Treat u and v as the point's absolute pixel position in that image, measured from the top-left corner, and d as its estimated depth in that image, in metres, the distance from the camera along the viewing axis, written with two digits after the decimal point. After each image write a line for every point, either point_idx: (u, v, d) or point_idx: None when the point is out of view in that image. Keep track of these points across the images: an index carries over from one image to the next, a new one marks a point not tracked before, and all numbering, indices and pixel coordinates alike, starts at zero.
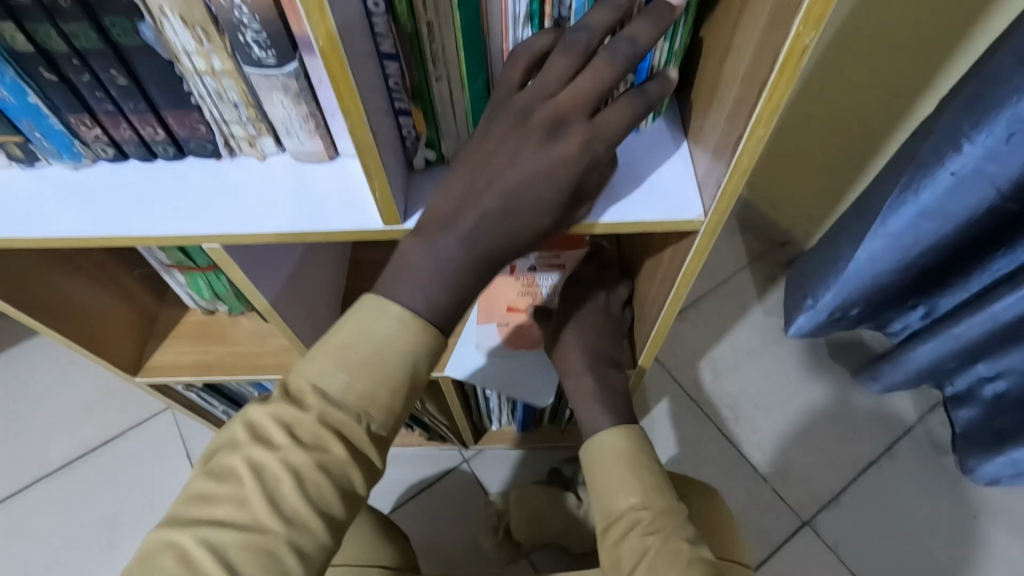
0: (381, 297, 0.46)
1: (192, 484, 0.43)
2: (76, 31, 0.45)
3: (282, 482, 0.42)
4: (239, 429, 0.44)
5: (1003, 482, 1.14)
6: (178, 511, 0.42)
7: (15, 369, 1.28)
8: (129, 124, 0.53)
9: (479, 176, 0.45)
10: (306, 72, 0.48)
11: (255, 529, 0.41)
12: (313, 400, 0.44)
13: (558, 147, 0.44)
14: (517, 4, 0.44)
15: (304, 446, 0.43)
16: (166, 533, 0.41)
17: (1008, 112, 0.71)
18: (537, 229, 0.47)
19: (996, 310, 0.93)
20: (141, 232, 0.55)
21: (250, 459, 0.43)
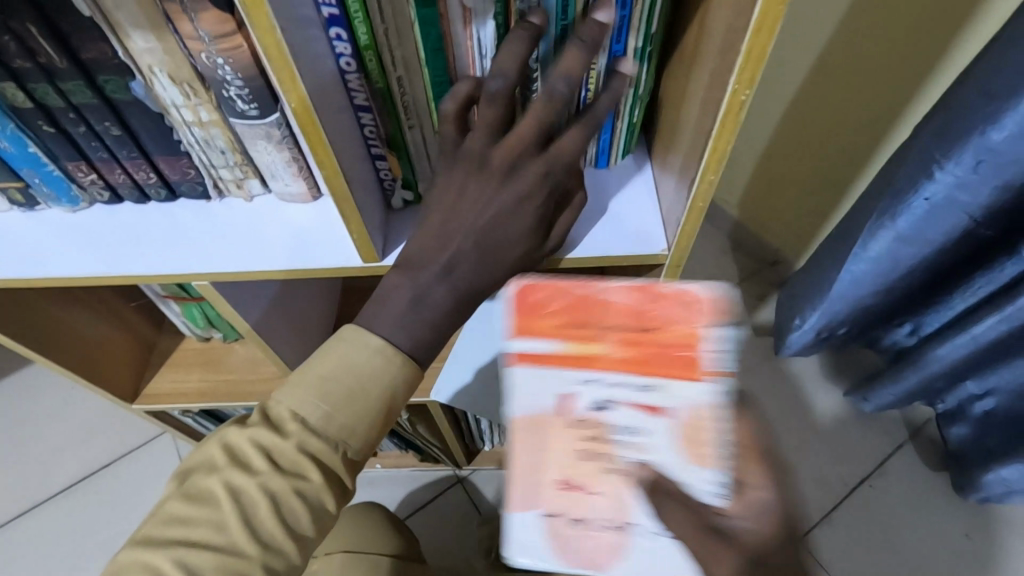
0: (358, 327, 0.48)
1: (167, 505, 0.44)
2: (72, 88, 0.48)
3: (259, 506, 0.44)
4: (218, 452, 0.45)
5: (994, 499, 1.14)
6: (151, 532, 0.43)
7: (17, 393, 1.31)
8: (123, 169, 0.56)
9: (450, 219, 0.48)
10: (288, 122, 0.51)
11: (232, 552, 0.43)
12: (294, 427, 0.46)
13: (518, 181, 0.47)
14: (484, 59, 0.46)
15: (282, 472, 0.45)
16: (137, 554, 0.43)
17: (976, 141, 0.73)
18: (507, 265, 0.49)
19: (977, 331, 0.94)
20: (134, 268, 0.57)
21: (229, 483, 0.44)
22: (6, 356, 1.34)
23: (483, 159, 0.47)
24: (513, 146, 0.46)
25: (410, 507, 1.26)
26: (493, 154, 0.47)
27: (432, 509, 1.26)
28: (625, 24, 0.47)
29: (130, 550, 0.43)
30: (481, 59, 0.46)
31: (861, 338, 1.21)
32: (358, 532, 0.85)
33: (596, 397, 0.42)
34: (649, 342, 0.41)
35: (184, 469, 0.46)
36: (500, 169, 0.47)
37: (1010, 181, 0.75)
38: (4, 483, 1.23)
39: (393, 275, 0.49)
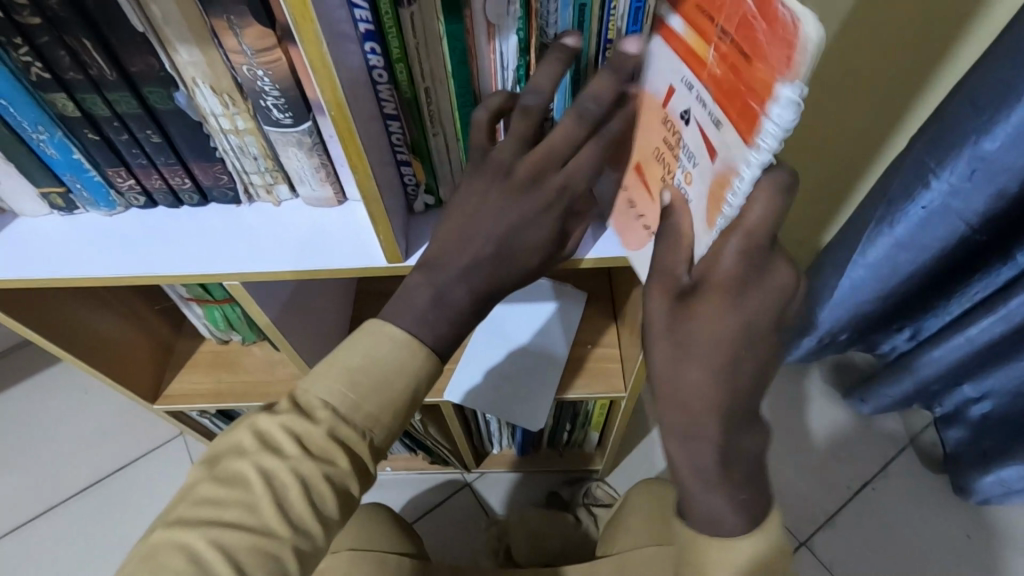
0: (392, 330, 0.50)
1: (199, 487, 0.45)
2: (117, 99, 0.51)
3: (290, 488, 0.46)
4: (249, 437, 0.47)
5: (994, 500, 1.17)
6: (183, 513, 0.44)
7: (32, 398, 1.33)
8: (159, 175, 0.59)
9: (471, 226, 0.51)
10: (319, 130, 0.54)
11: (263, 532, 0.44)
12: (324, 414, 0.48)
13: (540, 195, 0.50)
14: (506, 72, 0.50)
15: (312, 456, 0.47)
16: (171, 535, 0.43)
17: (968, 151, 0.77)
18: (522, 267, 0.52)
19: (972, 333, 0.97)
20: (168, 267, 0.60)
21: (260, 466, 0.46)
22: (22, 361, 1.37)
23: (509, 168, 0.50)
24: (540, 160, 0.49)
25: (419, 509, 1.28)
26: (521, 163, 0.49)
27: (442, 512, 1.27)
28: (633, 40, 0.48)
29: (162, 530, 0.44)
30: (504, 74, 0.50)
31: (860, 343, 1.23)
32: (361, 529, 0.86)
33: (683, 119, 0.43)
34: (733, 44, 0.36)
35: (213, 454, 0.48)
36: (526, 178, 0.49)
37: (1003, 187, 0.79)
38: (18, 486, 1.24)
39: (417, 276, 0.52)
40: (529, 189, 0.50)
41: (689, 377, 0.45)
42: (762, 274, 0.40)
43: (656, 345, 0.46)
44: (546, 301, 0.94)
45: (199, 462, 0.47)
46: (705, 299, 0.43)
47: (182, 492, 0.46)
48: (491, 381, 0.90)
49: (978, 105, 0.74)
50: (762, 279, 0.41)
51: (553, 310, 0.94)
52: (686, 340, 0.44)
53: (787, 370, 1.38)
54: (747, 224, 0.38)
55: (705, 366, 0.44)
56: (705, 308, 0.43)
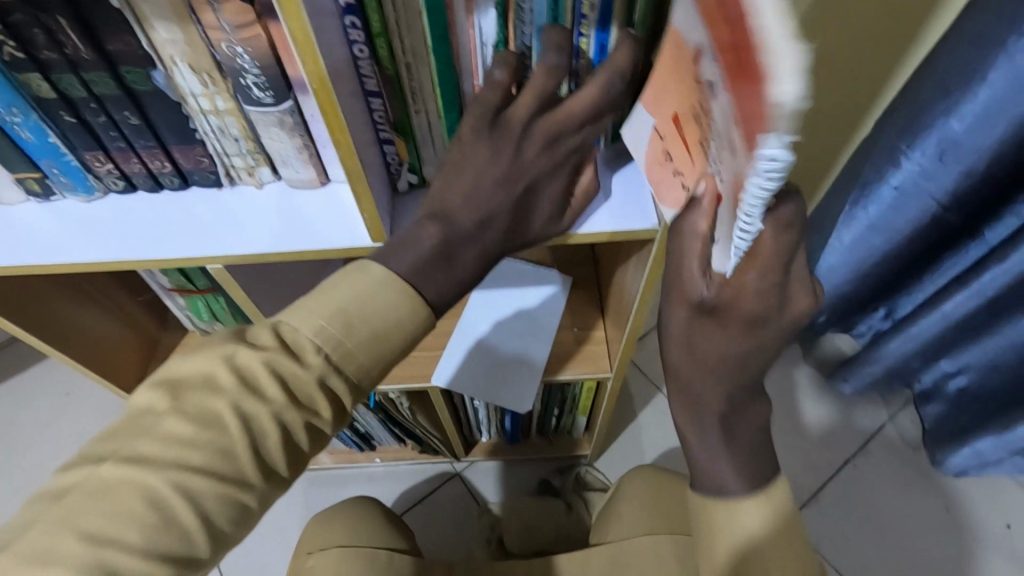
0: (389, 272, 0.48)
1: (165, 422, 0.41)
2: (94, 79, 0.51)
3: (268, 433, 0.44)
4: (228, 375, 0.43)
5: (970, 473, 1.20)
6: (145, 449, 0.40)
7: (20, 396, 1.33)
8: (138, 159, 0.59)
9: (484, 181, 0.51)
10: (300, 109, 0.54)
11: (235, 480, 0.42)
12: (316, 359, 0.45)
13: (555, 151, 0.53)
14: (484, 46, 0.50)
15: (296, 404, 0.45)
16: (126, 472, 0.39)
17: (936, 132, 0.79)
18: (519, 226, 0.54)
19: (946, 308, 0.99)
20: (150, 252, 0.60)
21: (239, 408, 0.43)
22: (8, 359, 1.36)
23: (525, 130, 0.51)
24: (558, 123, 0.50)
25: (410, 500, 1.28)
26: (538, 125, 0.51)
27: (433, 501, 1.28)
28: (607, 14, 0.49)
29: (114, 465, 0.40)
30: (484, 58, 0.51)
31: (839, 324, 1.26)
32: (352, 526, 0.86)
33: (712, 94, 0.36)
34: (739, 53, 0.30)
35: (177, 380, 0.43)
36: (540, 141, 0.51)
37: (971, 167, 0.82)
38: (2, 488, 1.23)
39: (428, 225, 0.50)
40: (546, 152, 0.52)
41: (682, 327, 0.48)
42: (781, 305, 0.44)
43: (668, 351, 0.49)
44: (541, 285, 0.94)
45: (157, 387, 0.43)
46: (722, 317, 0.45)
47: (140, 421, 0.42)
48: (478, 365, 0.91)
49: (946, 87, 0.76)
50: (781, 310, 0.44)
51: (547, 298, 0.93)
52: (697, 348, 0.47)
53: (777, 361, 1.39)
54: (760, 262, 0.41)
55: (711, 372, 0.48)
56: (722, 329, 0.46)
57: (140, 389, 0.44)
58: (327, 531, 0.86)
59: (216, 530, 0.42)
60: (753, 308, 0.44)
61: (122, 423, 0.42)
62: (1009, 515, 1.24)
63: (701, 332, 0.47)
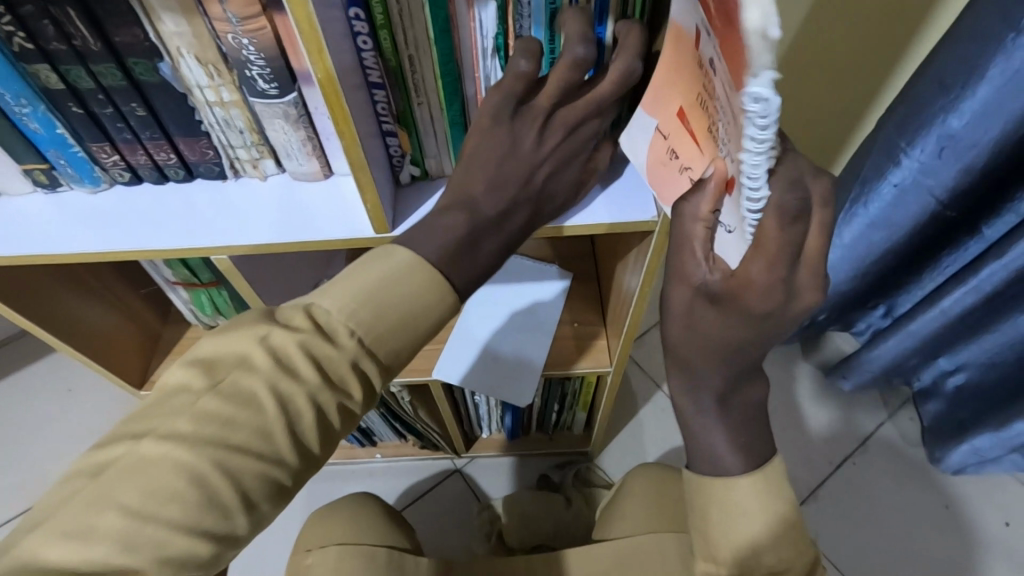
0: (415, 260, 0.48)
1: (203, 402, 0.42)
2: (102, 71, 0.52)
3: (304, 413, 0.45)
4: (265, 356, 0.44)
5: (969, 471, 1.20)
6: (181, 429, 0.41)
7: (25, 391, 1.35)
8: (144, 150, 0.59)
9: (505, 169, 0.52)
10: (304, 101, 0.55)
11: (273, 459, 0.43)
12: (348, 341, 0.46)
13: (575, 135, 0.55)
14: (485, 39, 0.51)
15: (330, 385, 0.46)
16: (166, 450, 0.40)
17: (936, 129, 0.80)
18: (534, 215, 0.55)
19: (945, 304, 1.00)
20: (166, 242, 0.61)
21: (275, 388, 0.44)
22: (14, 355, 1.38)
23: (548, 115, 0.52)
24: (577, 109, 0.53)
25: (411, 496, 1.29)
26: (561, 112, 0.53)
27: (433, 497, 1.28)
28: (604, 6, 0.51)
29: (155, 441, 0.40)
30: (485, 55, 0.52)
31: (838, 322, 1.26)
32: (351, 522, 0.87)
33: (715, 71, 0.38)
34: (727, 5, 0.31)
35: (213, 361, 0.44)
36: (561, 132, 0.53)
37: (969, 164, 0.82)
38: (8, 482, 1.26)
39: (453, 213, 0.51)
40: (567, 139, 0.54)
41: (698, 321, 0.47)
42: (789, 300, 0.42)
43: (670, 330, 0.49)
44: (548, 282, 0.96)
45: (194, 367, 0.44)
46: (725, 309, 0.45)
47: (177, 398, 0.42)
48: (478, 359, 0.91)
49: (943, 83, 0.77)
50: (788, 304, 0.42)
51: (551, 295, 0.96)
52: (697, 331, 0.47)
53: (778, 358, 1.41)
54: (765, 253, 0.39)
55: (711, 353, 0.48)
56: (722, 313, 0.45)
57: (177, 367, 0.44)
58: (326, 529, 0.86)
59: (255, 508, 0.43)
60: (758, 306, 0.42)
61: (157, 401, 0.43)
62: (1007, 512, 1.24)
63: (702, 324, 0.47)
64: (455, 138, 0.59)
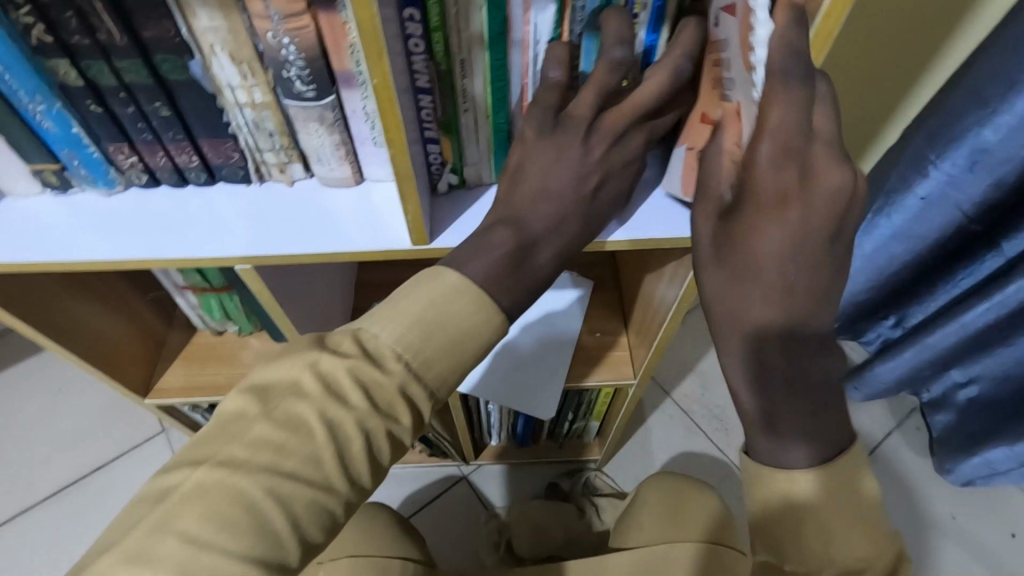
0: (465, 279, 0.46)
1: (252, 427, 0.40)
2: (126, 67, 0.48)
3: (353, 440, 0.42)
4: (311, 379, 0.42)
5: (978, 482, 1.20)
6: (236, 453, 0.40)
7: (15, 391, 1.29)
8: (165, 152, 0.56)
9: (550, 182, 0.51)
10: (342, 104, 0.51)
11: (322, 487, 0.41)
12: (397, 366, 0.44)
13: (619, 149, 0.52)
14: (537, 44, 0.49)
15: (378, 411, 0.43)
16: (220, 475, 0.39)
17: (968, 143, 0.77)
18: (586, 230, 0.53)
19: (967, 318, 0.97)
20: (194, 246, 0.57)
21: (325, 415, 0.42)
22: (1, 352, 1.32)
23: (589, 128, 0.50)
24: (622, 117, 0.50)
25: (417, 504, 1.26)
26: (602, 123, 0.50)
27: (440, 505, 1.26)
28: (659, 14, 0.48)
29: (211, 468, 0.39)
30: (536, 57, 0.50)
31: (848, 331, 1.25)
32: (365, 532, 0.84)
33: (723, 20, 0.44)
34: None
35: (265, 386, 0.43)
36: (604, 138, 0.51)
37: (1000, 178, 0.80)
38: None
39: (501, 230, 0.49)
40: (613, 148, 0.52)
41: (751, 256, 0.42)
42: (806, 181, 0.40)
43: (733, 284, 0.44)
44: (564, 291, 0.91)
45: (247, 393, 0.42)
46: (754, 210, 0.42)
47: (231, 425, 0.41)
48: (502, 366, 0.89)
49: (979, 94, 0.75)
50: (808, 184, 0.40)
51: (563, 305, 0.91)
52: (743, 269, 0.43)
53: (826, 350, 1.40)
54: (770, 126, 0.39)
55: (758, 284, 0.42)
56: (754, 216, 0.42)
57: (231, 394, 0.43)
58: (339, 538, 0.83)
59: (306, 538, 0.41)
60: (776, 177, 0.40)
61: (208, 429, 0.42)
62: (1012, 524, 1.25)
63: (744, 240, 0.43)
64: (499, 147, 0.56)
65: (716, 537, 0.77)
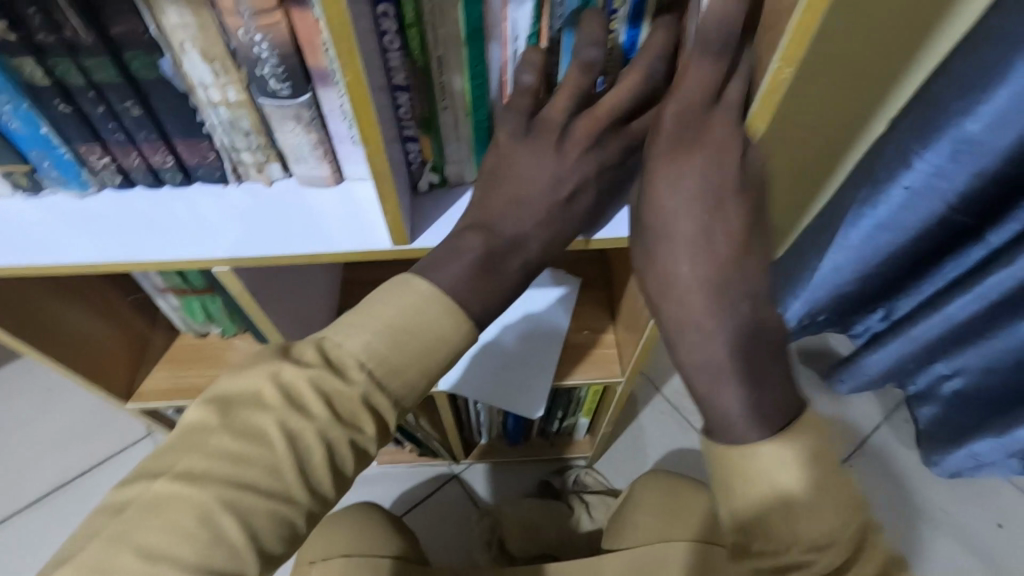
0: (436, 288, 0.46)
1: (210, 438, 0.40)
2: (94, 66, 0.47)
3: (313, 451, 0.42)
4: (271, 389, 0.42)
5: (965, 474, 1.20)
6: (193, 466, 0.39)
7: None
8: (138, 152, 0.54)
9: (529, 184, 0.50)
10: (318, 103, 0.50)
11: (281, 498, 0.40)
12: (359, 375, 0.43)
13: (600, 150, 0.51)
14: (517, 42, 0.48)
15: (341, 421, 0.43)
16: (177, 488, 0.38)
17: (952, 132, 0.77)
18: (567, 230, 0.52)
19: (950, 310, 0.97)
20: (161, 250, 0.56)
21: (285, 425, 0.41)
22: None
23: (569, 128, 0.49)
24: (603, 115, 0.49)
25: (407, 503, 1.25)
26: (583, 123, 0.50)
27: (430, 504, 1.25)
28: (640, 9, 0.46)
29: (167, 481, 0.39)
30: (515, 54, 0.49)
31: (836, 324, 1.25)
32: (357, 534, 0.82)
33: None
34: None
35: (225, 396, 0.42)
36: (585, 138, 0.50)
37: (983, 169, 0.79)
38: None
39: (478, 233, 0.48)
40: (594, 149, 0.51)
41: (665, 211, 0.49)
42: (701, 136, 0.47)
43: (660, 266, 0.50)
44: (549, 288, 0.89)
45: (209, 403, 0.41)
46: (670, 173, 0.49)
47: (190, 436, 0.40)
48: (483, 367, 0.88)
49: (963, 85, 0.75)
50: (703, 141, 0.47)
51: (547, 301, 0.89)
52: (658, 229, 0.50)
53: (815, 341, 1.41)
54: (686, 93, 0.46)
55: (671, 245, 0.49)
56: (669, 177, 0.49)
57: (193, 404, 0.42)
58: (330, 540, 0.81)
59: (266, 550, 0.40)
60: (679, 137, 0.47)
61: (171, 437, 0.41)
62: (998, 514, 1.26)
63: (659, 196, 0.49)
64: (480, 145, 0.55)
65: (710, 535, 0.76)
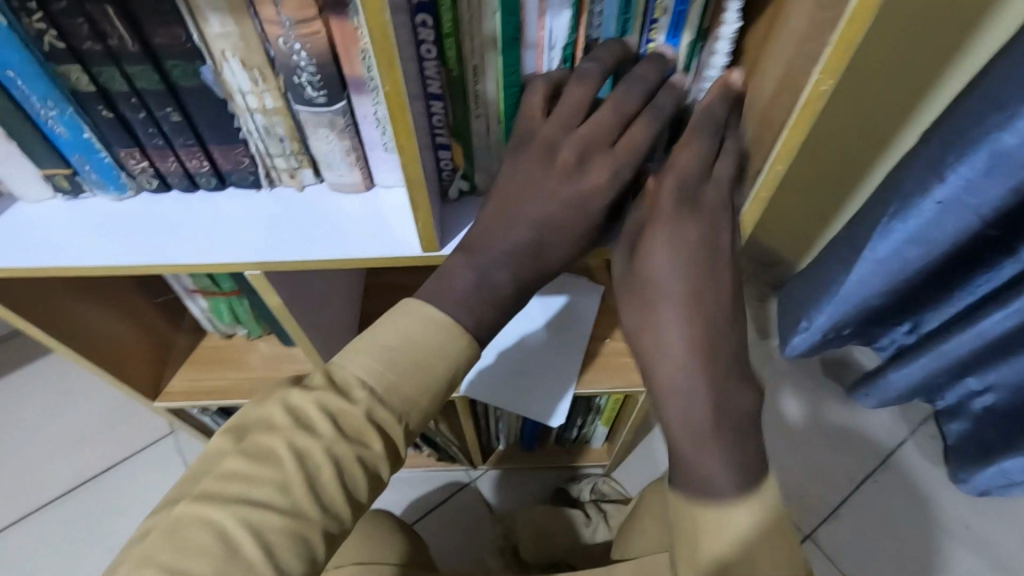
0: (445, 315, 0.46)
1: (225, 461, 0.41)
2: (137, 73, 0.48)
3: (322, 469, 0.42)
4: (280, 413, 0.43)
5: (994, 493, 1.18)
6: (208, 487, 0.40)
7: (27, 392, 1.30)
8: (175, 157, 0.56)
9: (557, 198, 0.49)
10: (352, 110, 0.51)
11: (292, 515, 0.40)
12: (361, 393, 0.44)
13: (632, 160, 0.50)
14: (552, 51, 0.48)
15: (347, 438, 0.43)
16: (196, 507, 0.39)
17: (989, 146, 0.75)
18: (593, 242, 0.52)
19: (983, 326, 0.95)
20: (184, 258, 0.57)
21: (293, 445, 0.41)
22: (16, 352, 1.34)
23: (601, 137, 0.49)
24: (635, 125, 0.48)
25: (422, 508, 1.25)
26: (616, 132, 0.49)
27: (446, 510, 1.25)
28: (680, 19, 0.47)
29: (187, 503, 0.40)
30: (550, 63, 0.49)
31: (860, 337, 1.23)
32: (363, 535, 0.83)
33: None
34: None
35: (240, 423, 0.43)
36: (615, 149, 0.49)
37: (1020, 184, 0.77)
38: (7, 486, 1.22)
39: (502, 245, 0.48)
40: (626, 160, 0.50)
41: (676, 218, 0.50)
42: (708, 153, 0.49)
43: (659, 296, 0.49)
44: (554, 295, 0.89)
45: (221, 429, 0.43)
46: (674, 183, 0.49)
47: (204, 464, 0.42)
48: (502, 376, 0.87)
49: (1000, 97, 0.73)
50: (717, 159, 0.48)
51: (565, 304, 0.89)
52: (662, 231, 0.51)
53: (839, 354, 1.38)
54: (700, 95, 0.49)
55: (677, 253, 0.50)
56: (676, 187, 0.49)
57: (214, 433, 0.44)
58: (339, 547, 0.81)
59: (282, 568, 0.40)
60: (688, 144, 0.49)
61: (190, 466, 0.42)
62: None
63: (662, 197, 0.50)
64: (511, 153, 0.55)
65: None
